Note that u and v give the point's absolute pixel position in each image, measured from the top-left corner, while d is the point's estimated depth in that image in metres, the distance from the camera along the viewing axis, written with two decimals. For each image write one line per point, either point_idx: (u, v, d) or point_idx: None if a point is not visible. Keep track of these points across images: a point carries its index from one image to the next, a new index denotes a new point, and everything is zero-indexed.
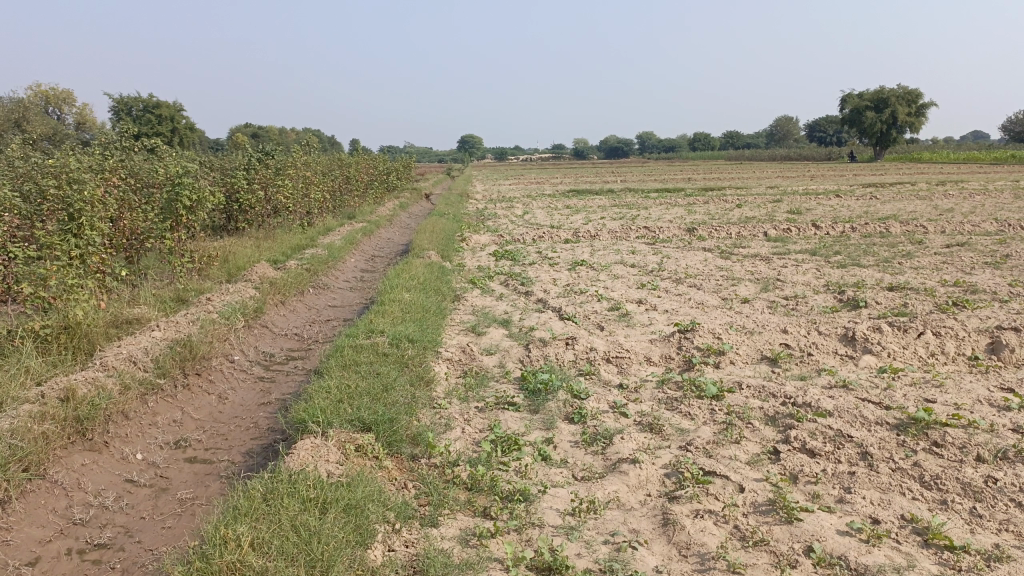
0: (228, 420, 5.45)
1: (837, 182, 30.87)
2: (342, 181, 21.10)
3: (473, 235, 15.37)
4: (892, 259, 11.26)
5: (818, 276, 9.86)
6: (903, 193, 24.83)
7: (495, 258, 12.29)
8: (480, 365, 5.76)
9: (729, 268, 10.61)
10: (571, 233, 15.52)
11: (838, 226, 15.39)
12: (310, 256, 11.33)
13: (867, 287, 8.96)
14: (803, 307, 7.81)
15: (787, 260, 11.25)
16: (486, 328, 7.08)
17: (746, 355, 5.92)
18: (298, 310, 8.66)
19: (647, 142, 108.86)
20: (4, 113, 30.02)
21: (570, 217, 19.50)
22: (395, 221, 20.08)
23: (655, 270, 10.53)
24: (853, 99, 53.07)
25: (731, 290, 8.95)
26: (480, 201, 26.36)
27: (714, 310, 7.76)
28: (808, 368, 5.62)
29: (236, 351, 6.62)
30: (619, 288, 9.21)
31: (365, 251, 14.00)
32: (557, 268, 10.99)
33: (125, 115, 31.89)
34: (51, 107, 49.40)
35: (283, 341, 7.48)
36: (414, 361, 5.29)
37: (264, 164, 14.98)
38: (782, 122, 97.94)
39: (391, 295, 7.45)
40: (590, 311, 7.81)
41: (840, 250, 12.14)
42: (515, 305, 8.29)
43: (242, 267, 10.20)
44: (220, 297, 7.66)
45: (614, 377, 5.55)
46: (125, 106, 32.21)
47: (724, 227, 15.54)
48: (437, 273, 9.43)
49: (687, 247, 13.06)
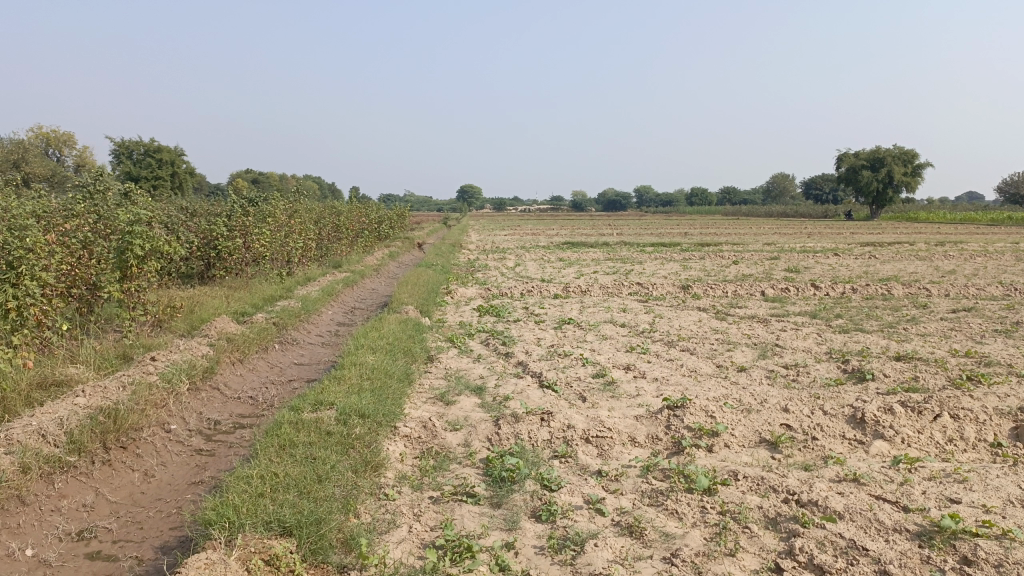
0: (148, 504, 4.78)
1: (835, 241, 30.58)
2: (331, 229, 20.61)
3: (459, 288, 14.76)
4: (897, 324, 10.68)
5: (819, 342, 9.26)
6: (902, 253, 24.43)
7: (479, 313, 11.68)
8: (443, 443, 5.09)
9: (725, 330, 10.00)
10: (561, 288, 14.95)
11: (838, 286, 14.86)
12: (282, 308, 10.73)
13: (872, 356, 8.35)
14: (804, 379, 7.17)
15: (786, 323, 10.67)
16: (457, 396, 6.42)
17: (743, 438, 5.24)
18: (259, 370, 8.00)
19: (644, 196, 109.43)
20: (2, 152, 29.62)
21: (562, 271, 18.97)
22: (381, 271, 19.50)
23: (646, 331, 9.92)
24: (849, 158, 53.25)
25: (726, 356, 8.32)
26: (472, 251, 25.91)
27: (707, 380, 7.11)
28: (813, 457, 4.96)
29: (175, 420, 5.98)
30: (606, 351, 8.57)
31: (345, 303, 13.40)
32: (543, 326, 10.37)
33: (124, 159, 31.72)
34: (51, 150, 49.20)
35: (234, 406, 6.82)
36: (364, 441, 4.62)
37: (245, 211, 14.44)
38: (780, 179, 98.52)
39: (353, 358, 6.80)
40: (573, 378, 7.17)
41: (841, 313, 11.57)
42: (492, 368, 7.65)
43: (206, 320, 9.57)
44: (167, 356, 7.02)
45: (592, 461, 4.87)
46: (126, 150, 32.00)
47: (720, 285, 14.99)
48: (412, 331, 8.81)
49: (680, 306, 12.48)
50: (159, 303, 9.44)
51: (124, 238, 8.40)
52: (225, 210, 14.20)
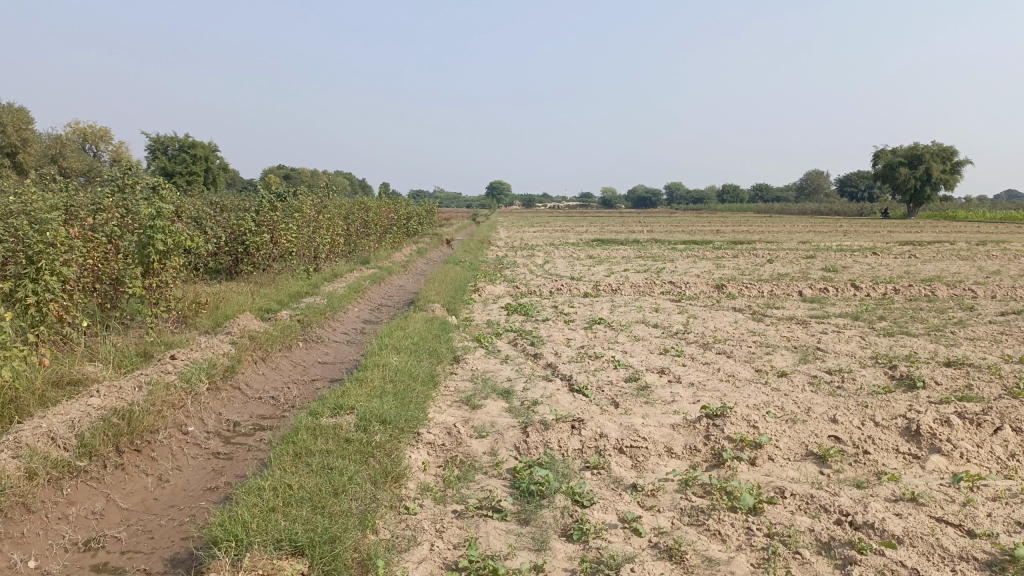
0: (160, 511, 4.58)
1: (872, 239, 29.78)
2: (359, 225, 20.49)
3: (488, 285, 14.52)
4: (944, 327, 10.19)
5: (863, 346, 8.82)
6: (944, 253, 23.68)
7: (507, 311, 11.41)
8: (468, 452, 4.83)
9: (763, 332, 9.60)
10: (591, 286, 14.62)
11: (879, 286, 14.35)
12: (307, 305, 10.55)
13: (920, 361, 7.92)
14: (849, 386, 6.79)
15: (826, 325, 10.25)
16: (483, 400, 6.16)
17: (788, 451, 4.91)
18: (281, 369, 7.82)
19: (675, 193, 108.36)
20: (41, 146, 29.96)
21: (592, 269, 18.63)
22: (409, 267, 19.31)
23: (680, 332, 9.58)
24: (885, 155, 52.08)
25: (765, 360, 7.95)
26: (501, 248, 25.67)
27: (746, 385, 6.76)
28: (865, 474, 4.61)
29: (193, 422, 5.80)
30: (639, 353, 8.25)
31: (371, 300, 13.21)
32: (573, 326, 10.07)
33: (160, 155, 31.99)
34: (88, 145, 49.85)
35: (254, 407, 6.63)
36: (384, 450, 4.37)
37: (273, 206, 14.30)
38: (813, 176, 96.85)
39: (376, 359, 6.57)
40: (605, 382, 6.86)
41: (884, 316, 11.09)
42: (520, 370, 7.36)
43: (230, 316, 9.42)
44: (187, 354, 6.83)
45: (627, 474, 4.57)
46: (161, 145, 32.20)
47: (755, 285, 14.55)
48: (438, 330, 8.56)
49: (715, 306, 12.09)
50: (184, 299, 9.31)
51: (146, 233, 8.19)
52: (252, 205, 14.07)
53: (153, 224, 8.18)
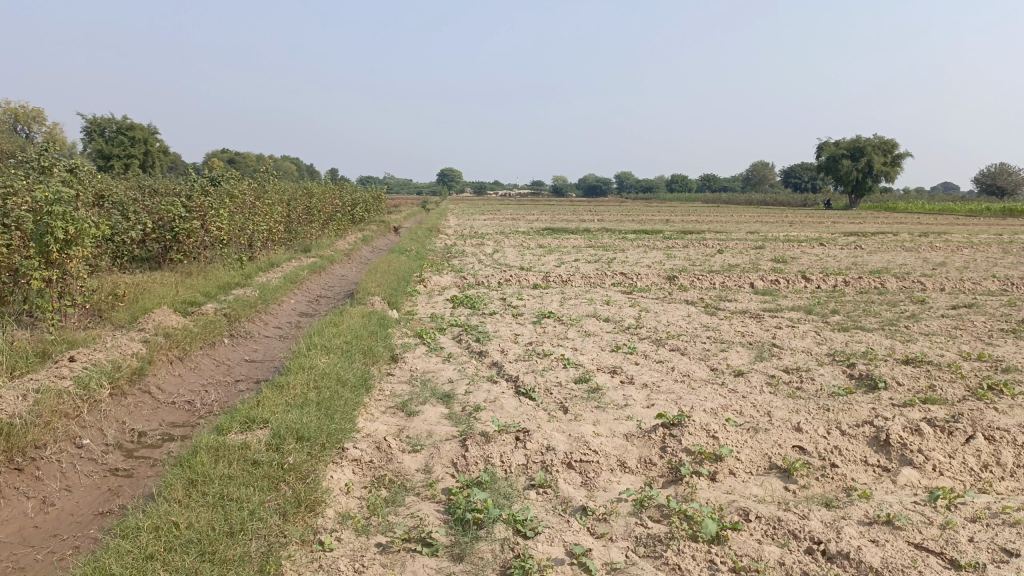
0: (39, 542, 3.93)
1: (818, 230, 30.02)
2: (301, 212, 19.65)
3: (433, 276, 13.94)
4: (898, 322, 9.99)
5: (819, 342, 8.53)
6: (888, 244, 23.84)
7: (452, 304, 10.87)
8: (398, 469, 4.29)
9: (717, 327, 9.26)
10: (541, 277, 14.14)
11: (829, 278, 14.21)
12: (237, 297, 9.84)
13: (878, 359, 7.65)
14: (809, 387, 6.44)
15: (781, 319, 9.97)
16: (420, 406, 5.63)
17: (751, 464, 4.50)
18: (202, 369, 7.16)
19: (625, 183, 108.74)
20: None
21: (542, 259, 18.18)
22: (353, 256, 18.60)
23: (632, 327, 9.17)
24: (830, 147, 52.89)
25: (721, 358, 7.58)
26: (450, 237, 25.06)
27: (703, 387, 6.37)
28: (834, 492, 4.22)
29: (89, 434, 5.14)
30: (590, 350, 7.80)
31: (309, 291, 12.48)
32: (521, 320, 9.59)
33: (96, 137, 30.59)
34: (18, 125, 47.25)
35: (166, 414, 6.00)
36: (299, 473, 3.81)
37: (205, 190, 13.43)
38: (760, 167, 98.07)
39: (302, 361, 5.97)
40: (554, 383, 6.38)
41: (837, 309, 10.87)
42: (463, 370, 6.84)
43: (150, 310, 8.64)
44: (89, 355, 6.10)
45: (576, 494, 4.10)
46: (98, 126, 30.49)
47: (707, 276, 14.27)
48: (376, 326, 7.98)
49: (666, 299, 11.72)
50: (99, 292, 8.49)
51: (42, 220, 7.15)
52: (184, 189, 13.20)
53: (50, 209, 7.13)
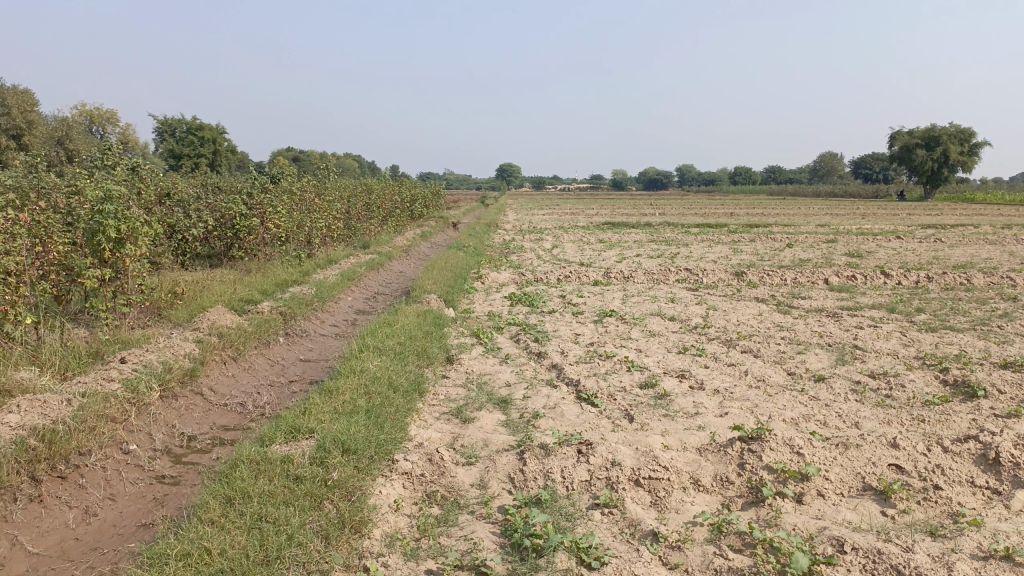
0: (78, 556, 3.76)
1: (893, 222, 28.66)
2: (361, 208, 19.63)
3: (491, 272, 13.65)
4: (990, 321, 9.25)
5: (904, 344, 7.90)
6: (969, 237, 22.59)
7: (510, 302, 10.55)
8: (452, 485, 3.97)
9: (792, 327, 8.70)
10: (602, 273, 13.71)
11: (910, 274, 13.40)
12: (292, 295, 9.72)
13: (973, 362, 7.01)
14: (899, 395, 5.90)
15: (861, 318, 9.34)
16: (476, 413, 5.32)
17: (841, 485, 4.04)
18: (256, 369, 7.01)
19: (687, 175, 106.77)
20: (48, 128, 29.09)
21: (603, 254, 17.73)
22: (412, 252, 18.47)
23: (700, 327, 8.69)
24: (902, 135, 50.75)
25: (798, 361, 7.06)
26: (509, 232, 24.77)
27: (781, 394, 5.89)
28: (938, 519, 3.73)
29: (136, 439, 5.01)
30: (655, 352, 7.37)
31: (366, 288, 12.35)
32: (582, 319, 9.21)
33: (167, 137, 31.35)
34: (94, 127, 48.84)
35: (217, 416, 5.84)
36: (343, 490, 3.53)
37: (265, 188, 13.41)
38: (828, 158, 95.01)
39: (353, 365, 5.72)
40: (618, 389, 5.98)
41: (922, 307, 10.15)
42: (521, 373, 6.50)
43: (207, 308, 8.56)
44: (140, 355, 5.99)
45: (645, 516, 3.72)
46: (169, 127, 31.19)
47: (777, 271, 13.60)
48: (432, 326, 7.70)
49: (734, 296, 11.16)
50: (158, 290, 8.43)
51: (95, 217, 7.00)
52: (245, 186, 13.21)
53: (101, 207, 6.98)
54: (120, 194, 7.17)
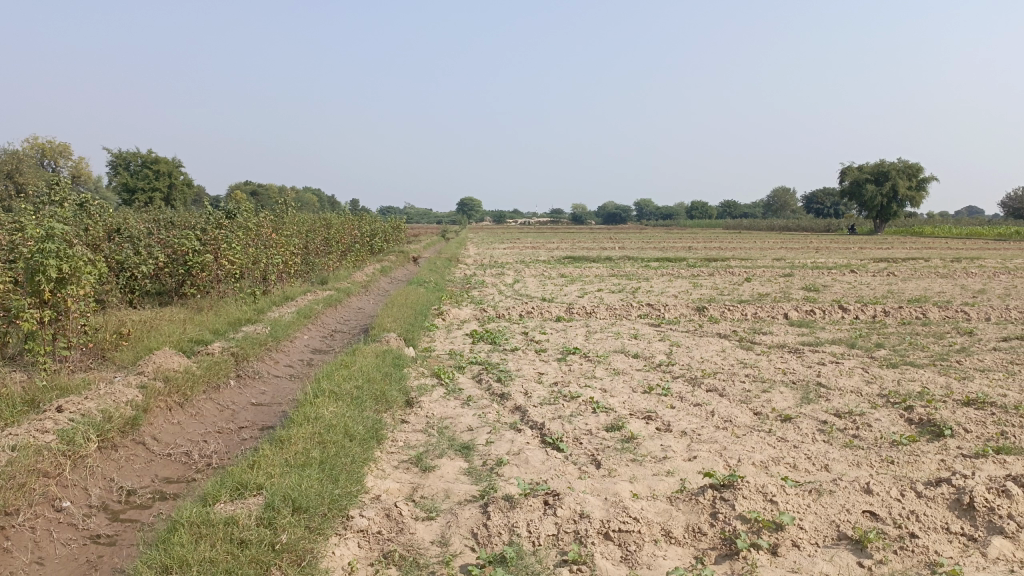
0: None
1: (847, 256, 29.22)
2: (319, 243, 19.31)
3: (453, 308, 13.44)
4: (949, 356, 9.32)
5: (867, 380, 7.87)
6: (921, 270, 23.08)
7: (472, 339, 10.36)
8: (410, 542, 3.74)
9: (755, 364, 8.64)
10: (565, 309, 13.59)
11: (868, 308, 13.54)
12: (246, 334, 9.39)
13: (937, 399, 7.00)
14: (867, 434, 5.82)
15: (823, 354, 9.34)
16: (437, 460, 5.08)
17: (816, 535, 3.90)
18: (204, 415, 6.68)
19: (645, 209, 108.18)
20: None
21: (564, 289, 17.66)
22: (371, 288, 18.18)
23: (664, 364, 8.59)
24: (852, 171, 52.14)
25: (764, 399, 6.97)
26: (470, 267, 24.63)
27: (749, 435, 5.77)
28: (916, 569, 3.60)
29: (70, 495, 4.67)
30: (621, 391, 7.23)
31: (323, 325, 12.05)
32: (545, 357, 9.04)
33: (121, 170, 30.68)
34: (45, 160, 47.64)
35: (160, 468, 5.51)
36: (293, 554, 3.30)
37: (220, 223, 13.08)
38: (781, 192, 97.21)
39: (307, 411, 5.45)
40: (584, 432, 5.80)
41: (882, 342, 10.20)
42: (484, 416, 6.29)
43: (155, 349, 8.20)
44: (78, 403, 5.64)
45: (616, 573, 3.52)
46: (124, 161, 30.51)
47: (738, 306, 13.64)
48: (391, 367, 7.46)
49: (697, 332, 11.12)
50: (103, 331, 8.06)
51: (34, 256, 6.65)
52: (199, 222, 12.87)
53: (42, 247, 6.63)
54: (62, 233, 6.83)
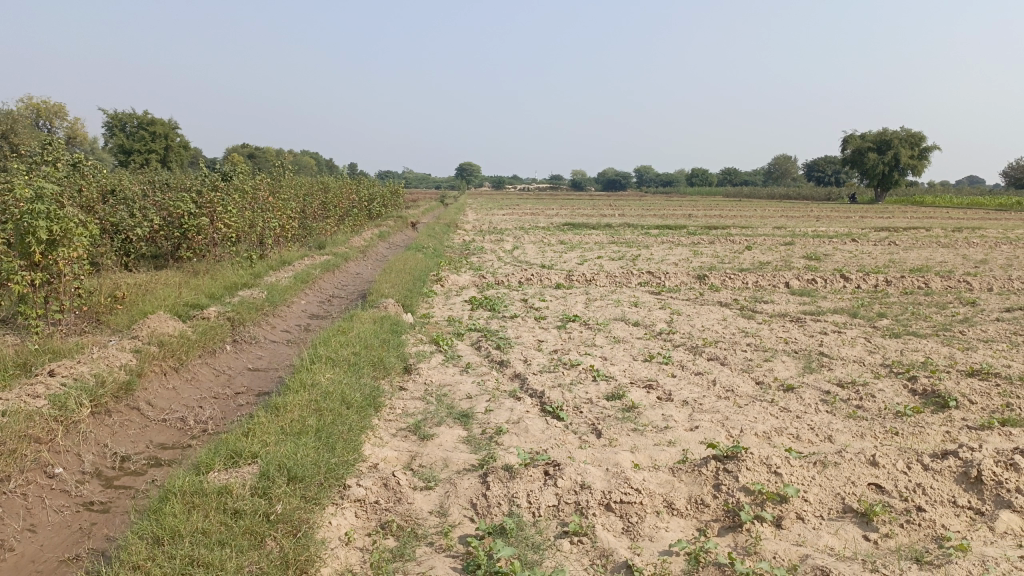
0: None
1: (847, 224, 29.05)
2: (317, 208, 19.11)
3: (451, 274, 13.31)
4: (952, 327, 9.25)
5: (870, 350, 7.79)
6: (922, 240, 22.96)
7: (471, 306, 10.26)
8: (408, 512, 3.66)
9: (757, 333, 8.56)
10: (564, 276, 13.48)
11: (869, 277, 13.45)
12: (242, 299, 9.28)
13: (941, 370, 6.93)
14: (871, 405, 5.75)
15: (825, 323, 9.25)
16: (435, 429, 5.01)
17: (821, 508, 3.83)
18: (200, 381, 6.60)
19: (645, 176, 107.61)
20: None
21: (564, 256, 17.53)
22: (369, 253, 18.04)
23: (665, 333, 8.50)
24: (855, 139, 51.68)
25: (766, 368, 6.90)
26: (468, 233, 24.43)
27: (752, 405, 5.70)
28: (923, 544, 3.53)
29: (62, 461, 4.60)
30: (621, 360, 7.14)
31: (321, 290, 11.94)
32: (545, 325, 8.94)
33: (117, 132, 30.29)
34: (40, 121, 47.01)
35: (155, 434, 5.44)
36: (287, 525, 3.19)
37: (216, 186, 12.89)
38: (783, 160, 96.63)
39: (304, 378, 5.36)
40: (584, 401, 5.73)
41: (884, 312, 10.12)
42: (483, 383, 6.21)
43: (150, 312, 8.09)
44: (71, 368, 5.54)
45: (617, 546, 3.46)
46: (119, 123, 30.06)
47: (739, 274, 13.53)
48: (389, 333, 7.36)
49: (698, 300, 11.02)
50: (97, 295, 7.94)
51: (23, 218, 6.50)
52: (195, 185, 12.68)
53: (31, 207, 6.48)
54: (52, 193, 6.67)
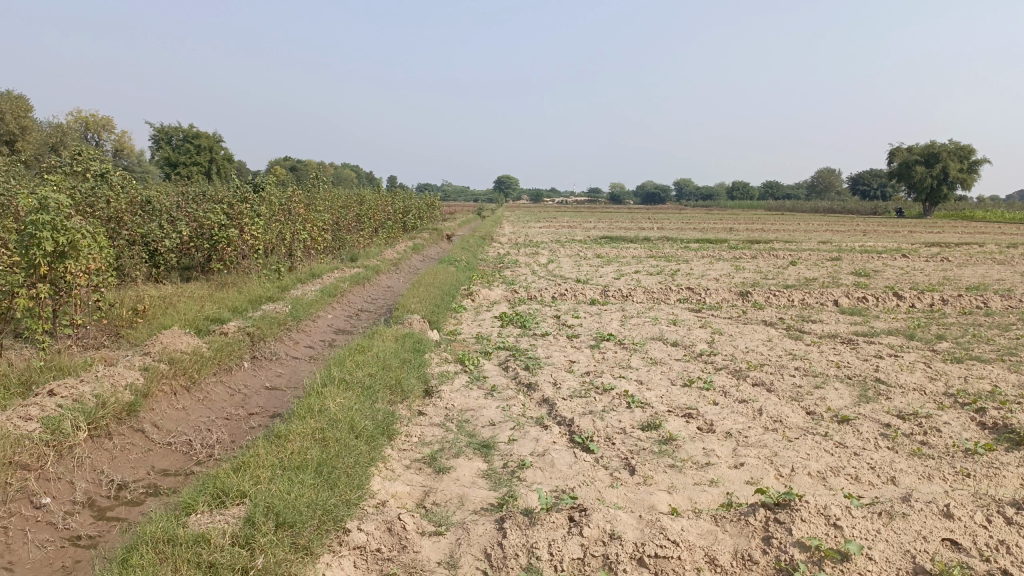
0: None
1: (896, 240, 27.99)
2: (352, 220, 18.91)
3: (483, 288, 12.92)
4: (1018, 351, 8.56)
5: (930, 377, 7.17)
6: (978, 256, 21.96)
7: (501, 322, 9.84)
8: (413, 564, 3.24)
9: (805, 356, 7.98)
10: (600, 291, 12.98)
11: (924, 295, 12.71)
12: (264, 313, 8.99)
13: (1013, 401, 6.30)
14: (937, 441, 5.18)
15: (879, 346, 8.62)
16: (453, 461, 4.58)
17: (889, 568, 3.31)
18: (213, 401, 6.27)
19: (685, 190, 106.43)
20: (43, 134, 28.31)
21: (600, 270, 17.03)
22: (402, 266, 17.75)
23: (705, 354, 7.97)
24: (903, 152, 50.28)
25: (817, 396, 6.33)
26: (504, 246, 24.02)
27: (803, 438, 5.17)
28: None
29: (52, 490, 4.28)
30: (658, 384, 6.64)
31: (348, 304, 11.65)
32: (578, 344, 8.47)
33: (163, 144, 30.64)
34: (90, 133, 47.90)
35: (157, 459, 5.11)
36: None
37: (248, 197, 12.65)
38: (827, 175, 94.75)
39: (314, 403, 4.98)
40: (617, 430, 5.25)
41: (943, 334, 9.43)
42: (508, 408, 5.77)
43: (167, 327, 7.78)
44: (74, 387, 5.23)
45: None
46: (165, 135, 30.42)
47: (784, 291, 12.89)
48: (410, 352, 6.96)
49: (741, 319, 10.45)
50: (115, 308, 7.66)
51: (26, 230, 6.21)
52: (227, 196, 12.46)
53: (33, 217, 6.16)
54: (58, 202, 6.36)
